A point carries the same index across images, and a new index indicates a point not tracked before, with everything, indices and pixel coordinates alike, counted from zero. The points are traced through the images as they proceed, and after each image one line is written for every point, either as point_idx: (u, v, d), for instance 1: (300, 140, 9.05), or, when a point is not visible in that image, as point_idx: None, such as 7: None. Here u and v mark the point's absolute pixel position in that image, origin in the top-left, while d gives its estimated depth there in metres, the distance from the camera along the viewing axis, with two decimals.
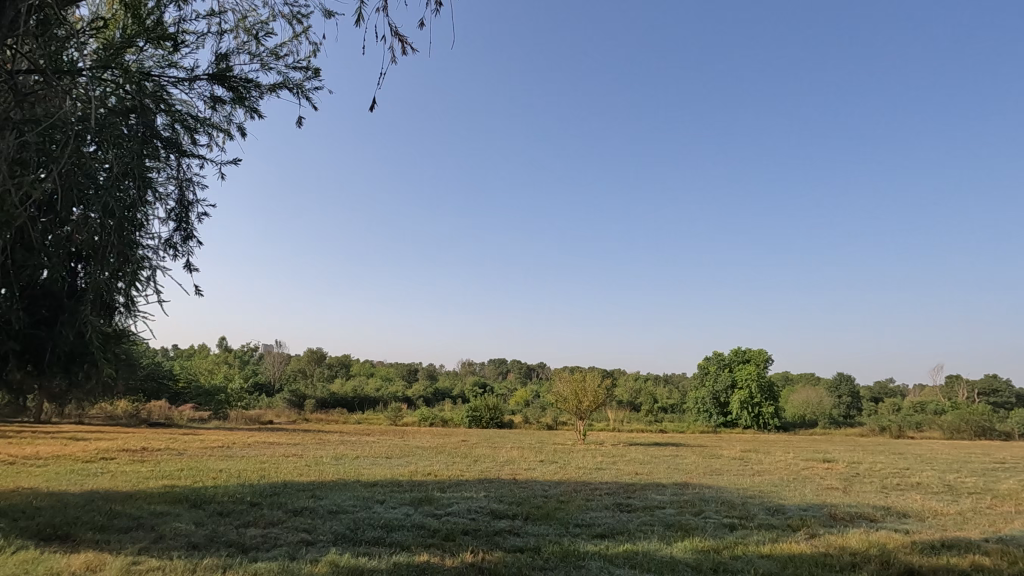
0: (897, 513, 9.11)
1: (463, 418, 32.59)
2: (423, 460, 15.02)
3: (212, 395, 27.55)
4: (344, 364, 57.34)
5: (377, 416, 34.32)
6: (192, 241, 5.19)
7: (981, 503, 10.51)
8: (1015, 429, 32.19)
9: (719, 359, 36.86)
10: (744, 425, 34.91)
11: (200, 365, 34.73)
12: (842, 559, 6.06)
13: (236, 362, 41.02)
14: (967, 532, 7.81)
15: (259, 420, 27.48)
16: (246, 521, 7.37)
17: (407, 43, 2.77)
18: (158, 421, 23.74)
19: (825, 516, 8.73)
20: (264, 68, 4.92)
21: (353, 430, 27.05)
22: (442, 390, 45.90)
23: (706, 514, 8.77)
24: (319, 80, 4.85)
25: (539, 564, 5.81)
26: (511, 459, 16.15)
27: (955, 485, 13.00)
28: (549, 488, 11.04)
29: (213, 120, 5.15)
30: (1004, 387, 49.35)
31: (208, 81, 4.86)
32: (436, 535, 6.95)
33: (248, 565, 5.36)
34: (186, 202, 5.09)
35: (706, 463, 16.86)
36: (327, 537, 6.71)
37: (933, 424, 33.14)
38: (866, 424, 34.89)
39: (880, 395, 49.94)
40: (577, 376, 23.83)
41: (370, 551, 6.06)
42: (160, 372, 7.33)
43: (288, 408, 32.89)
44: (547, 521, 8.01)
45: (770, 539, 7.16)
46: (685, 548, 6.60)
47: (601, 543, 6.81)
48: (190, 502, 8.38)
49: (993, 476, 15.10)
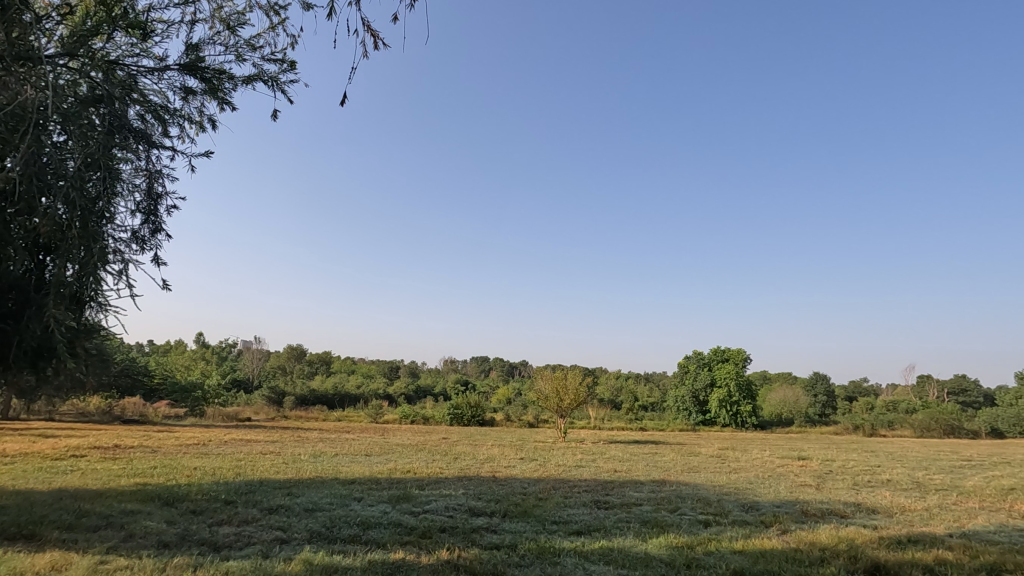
0: (866, 509, 9.34)
1: (444, 416, 32.53)
2: (403, 458, 14.95)
3: (188, 392, 27.03)
4: (325, 360, 56.82)
5: (358, 413, 34.11)
6: (162, 234, 5.14)
7: (947, 499, 10.82)
8: (982, 428, 33.15)
9: (698, 358, 37.35)
10: (722, 424, 35.45)
11: (176, 361, 34.17)
12: (812, 554, 6.19)
13: (213, 358, 40.37)
14: (932, 527, 8.03)
15: (237, 417, 27.07)
16: (219, 519, 7.26)
17: (378, 37, 2.78)
18: (132, 418, 23.29)
19: (797, 512, 8.90)
20: (238, 59, 4.86)
21: (332, 427, 26.86)
22: (424, 387, 45.81)
23: (682, 511, 8.89)
24: (295, 74, 4.83)
25: (515, 560, 5.83)
26: (491, 456, 16.22)
27: (924, 482, 13.36)
28: (528, 485, 11.10)
29: (185, 111, 5.08)
30: (973, 388, 50.84)
31: (179, 72, 4.79)
32: (413, 533, 6.94)
33: (218, 564, 5.27)
34: (155, 195, 5.02)
35: (684, 460, 17.10)
36: (302, 535, 6.64)
37: (905, 423, 33.97)
38: (840, 422, 35.69)
39: (855, 396, 51.01)
40: (558, 375, 23.97)
41: (346, 550, 6.02)
42: (134, 368, 7.18)
43: (266, 405, 32.50)
44: (525, 518, 8.05)
45: (743, 535, 7.29)
46: (659, 544, 6.68)
47: (577, 540, 6.87)
48: (163, 500, 8.23)
49: (959, 473, 15.56)
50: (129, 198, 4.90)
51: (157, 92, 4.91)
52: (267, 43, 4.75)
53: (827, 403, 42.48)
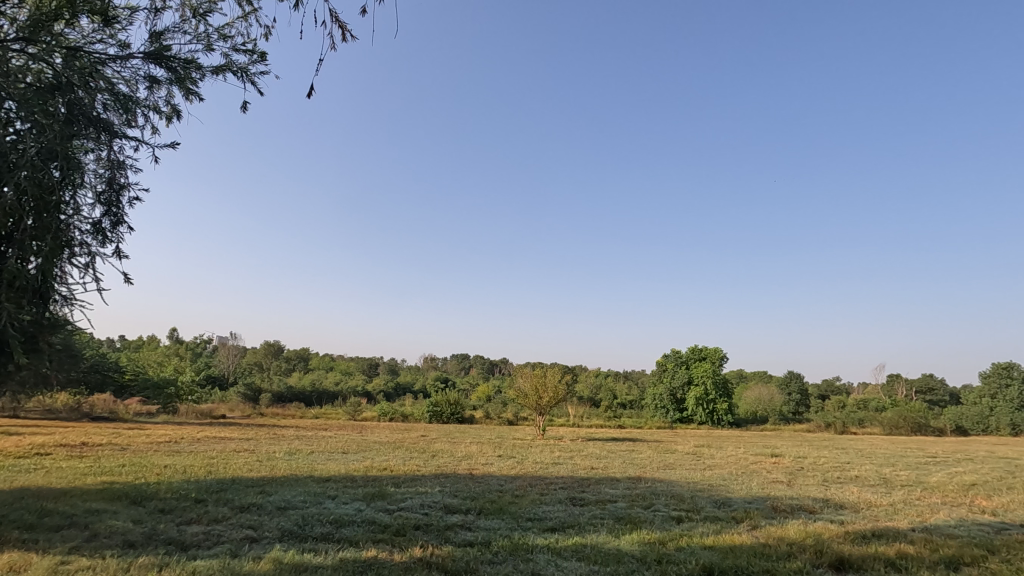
0: (833, 505, 9.55)
1: (423, 413, 32.39)
2: (379, 455, 14.87)
3: (161, 389, 25.97)
4: (303, 357, 56.08)
5: (335, 411, 33.74)
6: (124, 227, 5.03)
7: (911, 494, 11.12)
8: (948, 425, 34.20)
9: (676, 357, 38.07)
10: (699, 421, 35.92)
11: (148, 357, 33.33)
12: (780, 549, 6.30)
13: (187, 354, 39.49)
14: (896, 522, 8.26)
15: (211, 415, 26.65)
16: (188, 518, 7.12)
17: (345, 29, 2.78)
18: (101, 415, 22.72)
19: (768, 508, 9.06)
20: (207, 49, 4.76)
21: (309, 425, 26.55)
22: (403, 385, 45.47)
23: (656, 507, 8.99)
24: (265, 65, 4.76)
25: (487, 557, 5.85)
26: (468, 454, 16.18)
27: (890, 478, 13.71)
28: (504, 482, 11.13)
29: (150, 100, 4.97)
30: (939, 387, 52.52)
31: (143, 60, 4.67)
32: (386, 531, 6.90)
33: (185, 563, 5.17)
34: (117, 185, 4.90)
35: (660, 457, 17.29)
36: (273, 534, 6.54)
37: (875, 420, 34.82)
38: (813, 420, 36.42)
39: (827, 395, 52.20)
40: (538, 372, 24.05)
41: (317, 547, 5.98)
42: (104, 363, 6.98)
43: (241, 403, 31.92)
44: (500, 515, 8.05)
45: (713, 530, 7.38)
46: (632, 540, 6.74)
47: (551, 536, 6.90)
48: (130, 498, 8.06)
49: (924, 469, 15.99)
50: (89, 188, 4.78)
51: (122, 80, 4.78)
52: (237, 33, 4.66)
53: (800, 401, 43.31)
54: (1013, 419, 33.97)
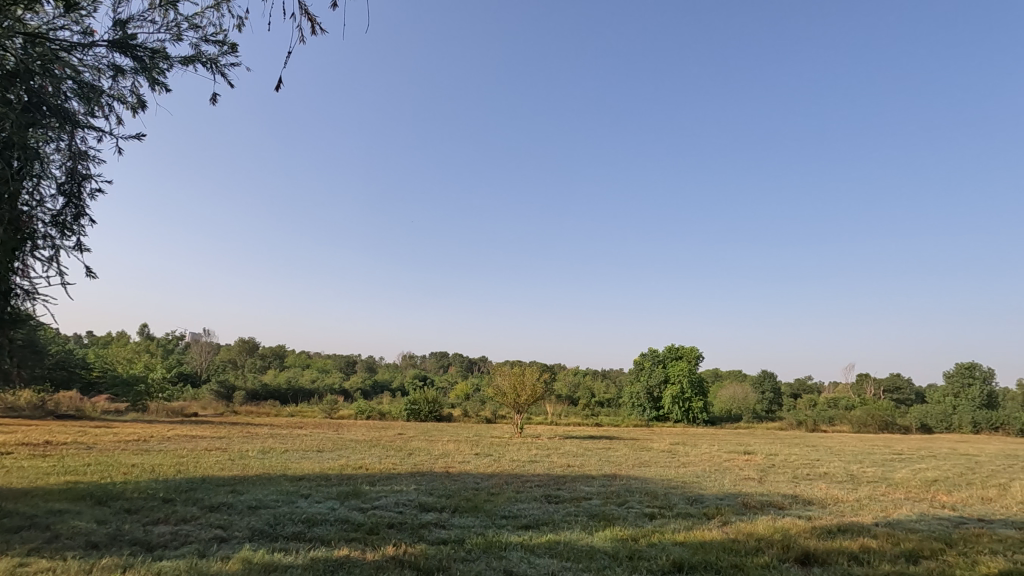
0: (802, 501, 9.78)
1: (401, 411, 32.21)
2: (355, 454, 14.75)
3: (130, 386, 25.30)
4: (279, 355, 55.26)
5: (311, 408, 33.39)
6: (87, 219, 4.92)
7: (876, 490, 11.46)
8: (913, 424, 35.20)
9: (653, 356, 38.56)
10: (675, 420, 36.35)
11: (117, 353, 32.40)
12: (748, 544, 6.44)
13: (158, 351, 38.50)
14: (860, 517, 8.50)
15: (182, 413, 26.11)
16: (155, 518, 6.96)
17: (315, 22, 2.73)
18: (66, 412, 22.13)
19: (738, 504, 9.24)
20: (176, 39, 4.65)
21: (284, 423, 26.20)
22: (380, 383, 45.15)
23: (629, 505, 9.09)
24: (236, 57, 4.67)
25: (460, 555, 5.85)
26: (446, 453, 16.14)
27: (857, 474, 14.10)
28: (480, 480, 11.14)
29: (116, 90, 4.85)
30: (906, 386, 54.13)
31: (108, 49, 4.54)
32: (360, 529, 6.86)
33: (150, 564, 5.07)
34: (79, 176, 4.79)
35: (636, 455, 17.43)
36: (243, 533, 6.44)
37: (844, 419, 35.73)
38: (785, 419, 37.25)
39: (799, 393, 53.29)
40: (516, 370, 24.10)
41: (287, 547, 5.88)
42: (70, 360, 6.81)
43: (214, 401, 31.30)
44: (475, 513, 8.07)
45: (685, 527, 7.52)
46: (604, 537, 6.81)
47: (524, 534, 6.92)
48: (95, 498, 7.85)
49: (890, 466, 16.47)
50: (51, 178, 4.67)
51: (87, 68, 4.65)
52: (207, 22, 4.56)
53: (774, 400, 44.23)
54: (974, 418, 35.10)
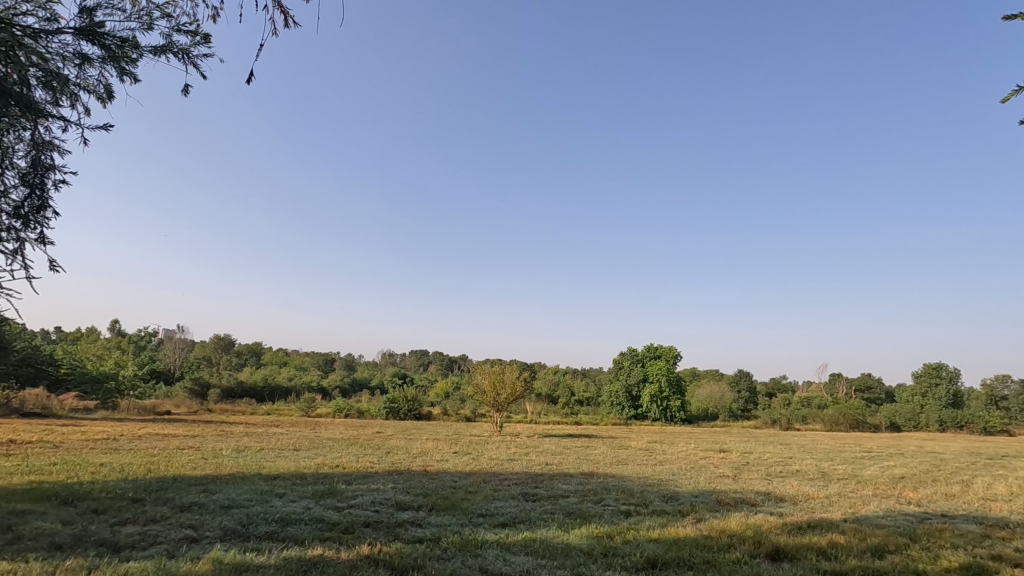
0: (774, 498, 9.97)
1: (380, 410, 31.99)
2: (331, 453, 14.57)
3: (100, 383, 24.71)
4: (255, 352, 54.35)
5: (288, 407, 32.95)
6: (50, 212, 4.77)
7: (846, 487, 11.75)
8: (883, 422, 36.07)
9: (633, 355, 38.98)
10: (653, 418, 36.67)
11: (87, 350, 31.52)
12: (720, 541, 6.54)
13: (130, 349, 37.59)
14: (830, 513, 8.71)
15: (154, 411, 25.50)
16: (124, 519, 6.80)
17: (288, 16, 2.69)
18: (32, 411, 21.46)
19: (712, 502, 9.39)
20: (145, 28, 4.54)
21: (260, 422, 25.83)
22: (359, 381, 44.75)
23: (605, 502, 9.19)
24: (208, 48, 4.58)
25: (436, 554, 5.83)
26: (424, 451, 16.05)
27: (827, 472, 14.43)
28: (458, 479, 11.14)
29: (82, 80, 4.72)
30: (876, 386, 55.44)
31: (75, 36, 4.41)
32: (335, 528, 6.80)
33: (117, 564, 4.97)
34: (43, 167, 4.66)
35: (614, 454, 17.60)
36: (214, 533, 6.33)
37: (817, 418, 36.51)
38: (761, 417, 37.89)
39: (774, 392, 54.22)
40: (496, 369, 24.09)
41: (260, 547, 5.79)
42: (36, 357, 6.62)
43: (188, 399, 30.68)
44: (451, 512, 8.07)
45: (660, 524, 7.61)
46: (580, 534, 6.86)
47: (501, 532, 6.95)
48: (61, 499, 7.63)
49: (859, 463, 16.91)
50: (11, 169, 4.54)
51: (52, 55, 4.51)
52: (177, 13, 4.47)
53: (749, 399, 44.98)
54: (940, 417, 36.11)
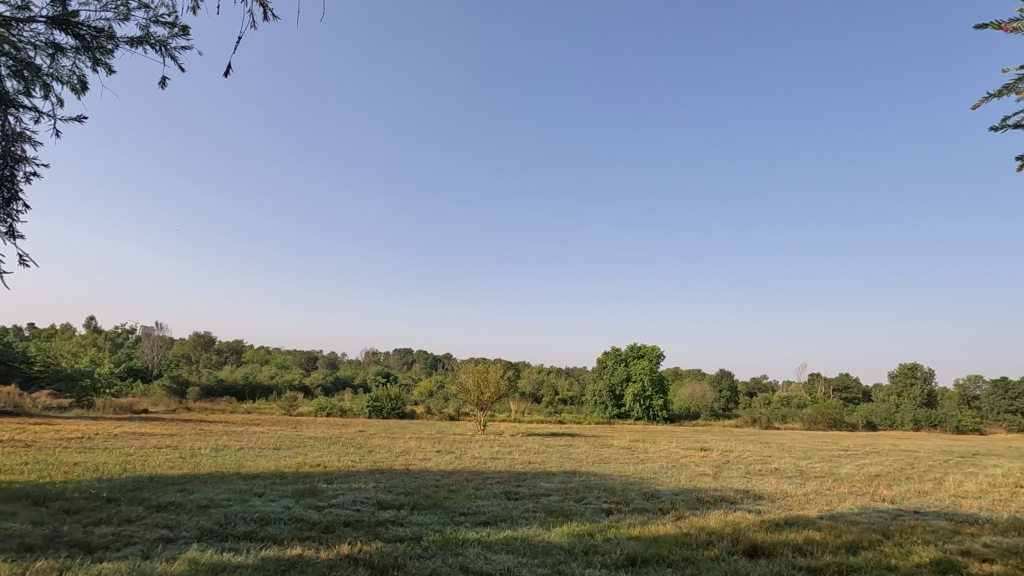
0: (753, 496, 10.12)
1: (363, 409, 31.79)
2: (313, 453, 14.44)
3: (75, 380, 24.20)
4: (236, 350, 53.56)
5: (270, 405, 32.59)
6: (18, 204, 4.65)
7: (823, 485, 11.97)
8: (860, 420, 36.77)
9: (616, 355, 39.27)
10: (636, 417, 36.89)
11: (61, 347, 30.86)
12: (699, 538, 6.61)
13: (106, 346, 36.86)
14: (807, 511, 8.85)
15: (131, 410, 25.02)
16: (97, 519, 6.66)
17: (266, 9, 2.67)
18: (3, 408, 20.93)
19: (693, 500, 9.49)
20: (121, 19, 4.45)
21: (240, 421, 25.49)
22: (342, 380, 44.42)
23: (588, 501, 9.24)
24: (187, 41, 4.51)
25: (417, 552, 5.81)
26: (406, 450, 16.00)
27: (805, 470, 14.68)
28: (441, 478, 11.12)
29: (55, 71, 4.62)
30: (854, 386, 56.49)
31: (47, 25, 4.30)
32: (315, 528, 6.74)
33: (90, 565, 4.86)
34: (12, 158, 4.55)
35: (596, 453, 17.71)
36: (191, 534, 6.23)
37: (796, 417, 37.14)
38: (741, 416, 38.38)
39: (753, 392, 54.95)
40: (480, 368, 24.04)
41: (238, 547, 5.72)
42: None
43: (166, 397, 30.20)
44: (433, 510, 8.06)
45: (640, 522, 7.67)
46: (561, 532, 6.89)
47: (482, 530, 6.95)
48: (32, 499, 7.45)
49: (836, 462, 17.21)
50: None
51: (23, 44, 4.40)
52: (155, 3, 4.39)
53: (730, 398, 45.55)
54: (915, 416, 36.87)
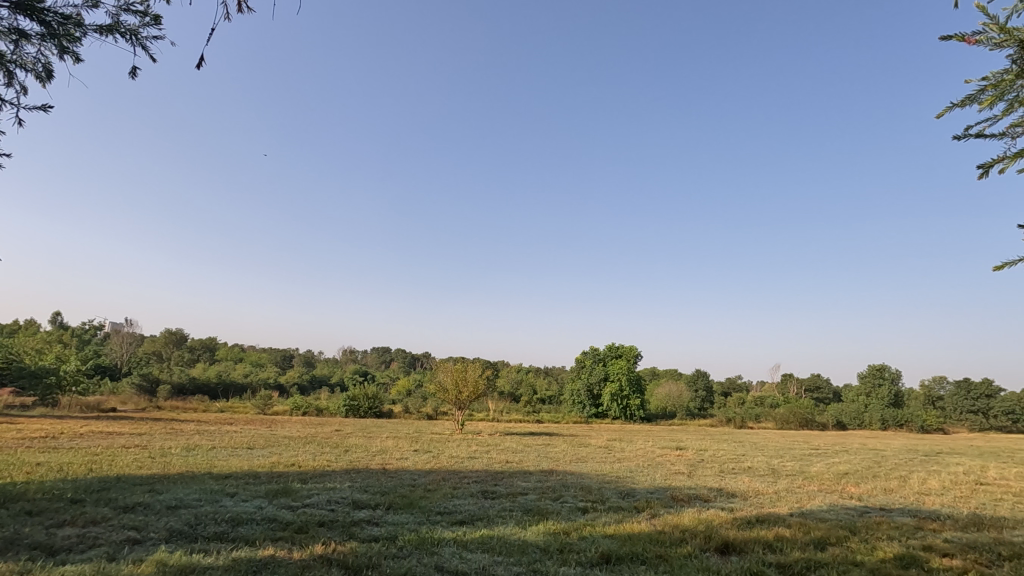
0: (726, 494, 10.28)
1: (340, 408, 31.45)
2: (287, 452, 14.23)
3: (39, 378, 23.44)
4: (209, 347, 52.47)
5: (243, 404, 32.02)
6: None
7: (793, 483, 12.22)
8: (830, 420, 37.62)
9: (594, 355, 39.54)
10: (613, 416, 37.17)
11: (24, 343, 29.83)
12: (673, 536, 6.70)
13: (72, 343, 35.75)
14: (778, 508, 9.03)
15: (98, 408, 24.35)
16: (60, 520, 6.47)
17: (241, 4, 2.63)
18: None
19: (667, 498, 9.61)
20: (89, 5, 4.32)
21: (212, 419, 25.06)
22: (319, 379, 43.89)
23: (564, 499, 9.29)
24: (159, 31, 4.41)
25: (392, 552, 5.78)
26: (383, 450, 15.89)
27: (776, 469, 14.97)
28: (418, 477, 11.07)
29: (20, 56, 4.46)
30: (825, 386, 57.80)
31: (10, 10, 4.14)
32: (288, 528, 6.65)
33: (52, 568, 4.73)
34: None
35: (574, 452, 17.80)
36: (159, 535, 6.10)
37: (769, 416, 37.85)
38: (716, 415, 38.97)
39: (728, 392, 55.82)
40: (459, 367, 23.96)
41: (208, 548, 5.61)
42: None
43: (135, 395, 29.42)
44: (409, 510, 8.02)
45: (615, 520, 7.74)
46: (537, 531, 6.92)
47: (459, 529, 6.94)
48: None
49: (806, 460, 17.61)
50: None
51: None
52: None
53: (705, 398, 46.22)
54: (883, 416, 37.88)
